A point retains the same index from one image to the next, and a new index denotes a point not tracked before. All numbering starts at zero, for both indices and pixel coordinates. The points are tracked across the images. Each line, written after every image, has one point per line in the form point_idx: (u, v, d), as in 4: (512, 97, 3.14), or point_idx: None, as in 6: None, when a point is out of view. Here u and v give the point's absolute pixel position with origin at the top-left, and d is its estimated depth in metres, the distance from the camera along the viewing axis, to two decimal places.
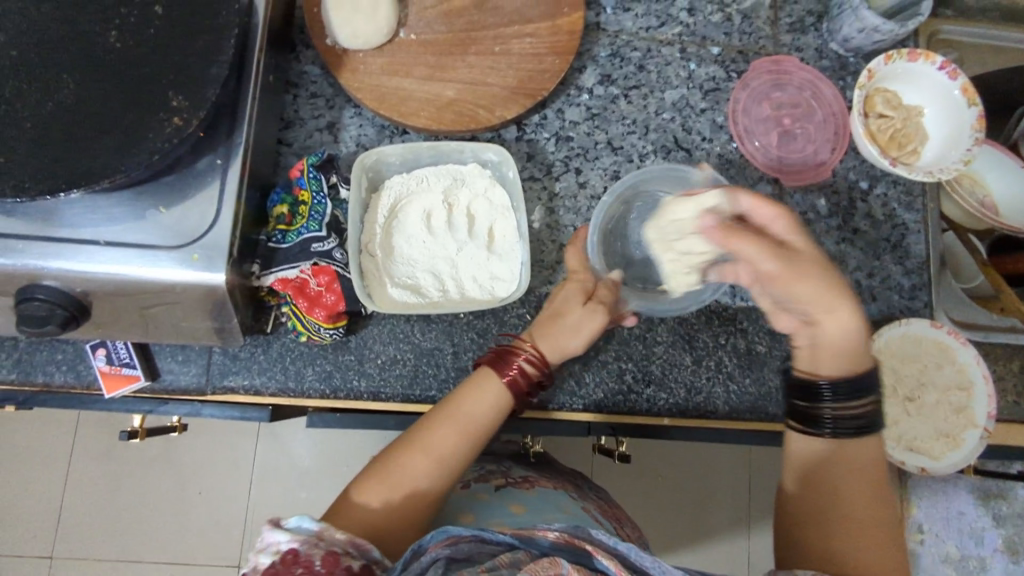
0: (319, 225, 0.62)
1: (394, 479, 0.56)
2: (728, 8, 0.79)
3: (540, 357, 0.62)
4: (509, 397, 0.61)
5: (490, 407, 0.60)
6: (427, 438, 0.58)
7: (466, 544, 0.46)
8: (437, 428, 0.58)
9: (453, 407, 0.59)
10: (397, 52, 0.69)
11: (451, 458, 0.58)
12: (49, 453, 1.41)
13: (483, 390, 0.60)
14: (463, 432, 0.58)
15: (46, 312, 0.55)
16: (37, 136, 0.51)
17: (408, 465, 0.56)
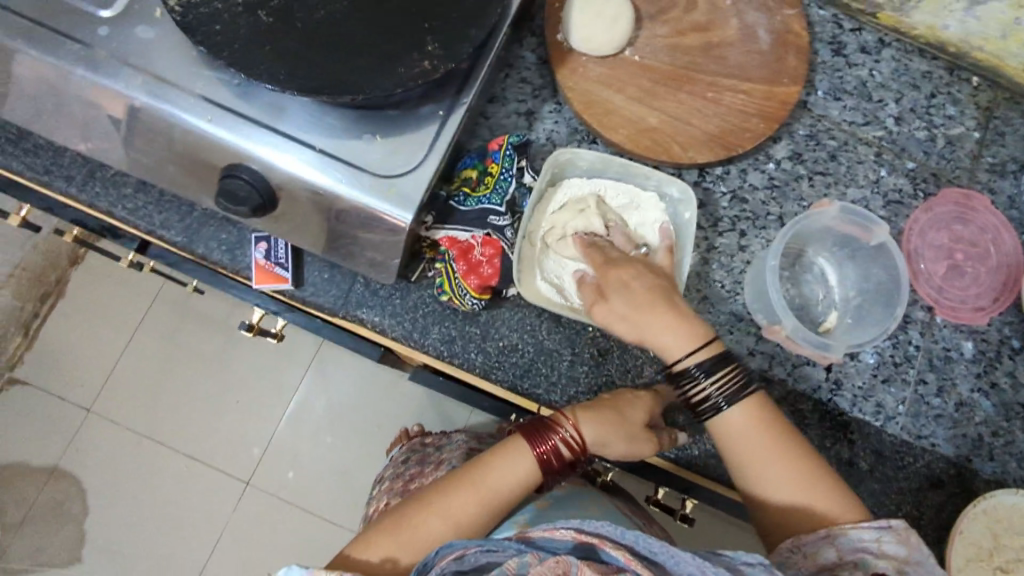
0: (500, 200, 0.64)
1: (405, 536, 0.56)
2: (936, 129, 0.79)
3: (579, 442, 0.61)
4: (536, 475, 0.60)
5: (510, 484, 0.59)
6: (446, 501, 0.57)
7: (471, 557, 0.51)
8: (457, 490, 0.58)
9: (480, 471, 0.59)
10: (617, 67, 0.71)
11: (463, 525, 0.57)
12: (123, 314, 1.48)
13: (510, 464, 0.59)
14: (478, 501, 0.58)
15: (245, 193, 0.58)
16: (304, 37, 0.55)
17: (421, 525, 0.56)
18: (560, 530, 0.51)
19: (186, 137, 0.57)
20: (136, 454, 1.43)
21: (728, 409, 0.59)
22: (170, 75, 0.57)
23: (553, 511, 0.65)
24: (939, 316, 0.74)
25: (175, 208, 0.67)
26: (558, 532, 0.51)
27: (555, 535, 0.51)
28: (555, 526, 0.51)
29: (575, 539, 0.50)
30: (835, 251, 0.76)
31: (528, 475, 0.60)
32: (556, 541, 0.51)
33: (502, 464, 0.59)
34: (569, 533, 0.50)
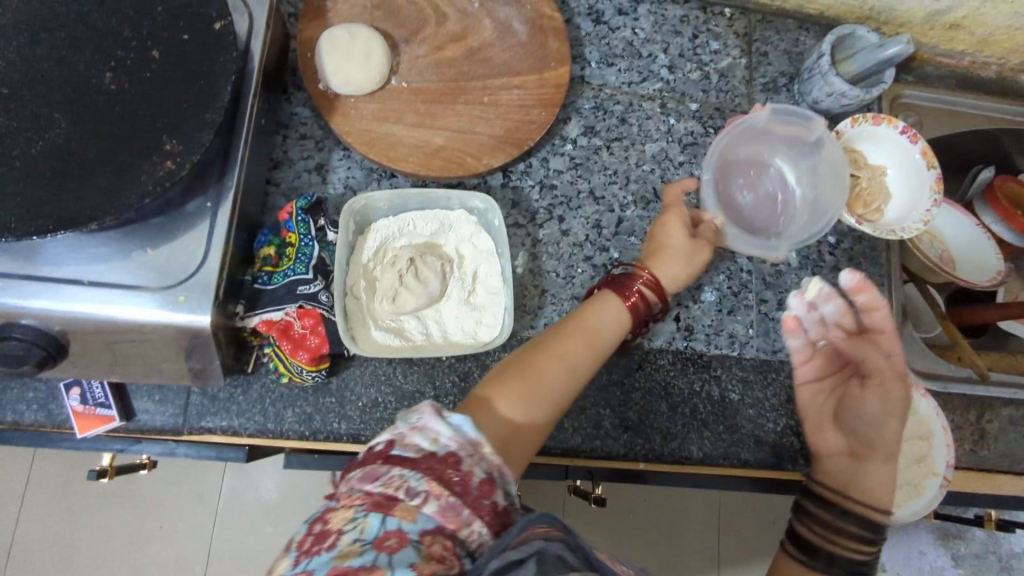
0: (306, 268, 0.62)
1: (531, 381, 0.56)
2: (706, 67, 0.83)
3: (657, 283, 0.66)
4: (629, 315, 0.64)
5: (591, 357, 0.60)
6: (557, 343, 0.59)
7: None
8: (543, 363, 0.58)
9: (601, 326, 0.62)
10: (388, 99, 0.71)
11: (559, 392, 0.57)
12: (5, 483, 1.36)
13: (592, 325, 0.62)
14: (568, 376, 0.58)
15: (24, 351, 0.54)
16: (25, 176, 0.51)
17: (546, 368, 0.57)
18: (621, 565, 0.48)
19: None
20: None
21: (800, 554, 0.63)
22: None
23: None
24: (761, 237, 0.79)
25: None
26: (611, 549, 0.52)
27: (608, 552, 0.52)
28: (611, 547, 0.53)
29: (620, 556, 0.51)
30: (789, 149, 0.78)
31: (611, 334, 0.62)
32: (617, 570, 0.47)
33: (598, 311, 0.63)
34: (627, 571, 0.48)
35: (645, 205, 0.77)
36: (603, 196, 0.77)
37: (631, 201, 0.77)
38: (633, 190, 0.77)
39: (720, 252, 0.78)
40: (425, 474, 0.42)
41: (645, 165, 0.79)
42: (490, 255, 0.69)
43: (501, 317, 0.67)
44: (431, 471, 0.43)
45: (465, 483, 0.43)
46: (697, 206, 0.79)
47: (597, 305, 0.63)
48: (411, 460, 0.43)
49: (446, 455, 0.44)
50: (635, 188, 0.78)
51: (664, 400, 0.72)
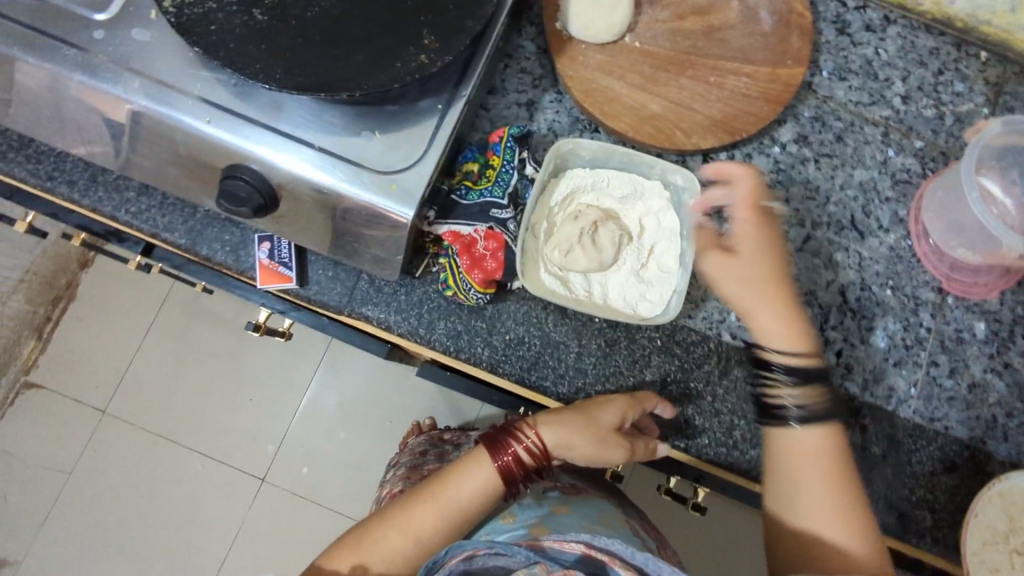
0: (502, 192, 0.65)
1: (408, 519, 0.61)
2: (943, 106, 0.77)
3: (538, 448, 0.63)
4: (502, 477, 0.63)
5: (586, 441, 0.62)
6: (468, 473, 0.63)
7: (479, 560, 0.54)
8: (452, 483, 0.63)
9: (589, 426, 0.63)
10: (617, 54, 0.70)
11: (438, 526, 0.61)
12: (135, 317, 1.49)
13: (592, 418, 0.63)
14: (438, 508, 0.62)
15: (246, 193, 0.58)
16: (299, 35, 0.54)
17: (418, 515, 0.61)
18: (570, 543, 0.55)
19: (185, 139, 0.57)
20: (153, 454, 1.45)
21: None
22: (165, 75, 0.56)
23: (568, 517, 0.68)
24: (950, 297, 0.74)
25: (178, 210, 0.67)
26: (569, 545, 0.55)
27: (565, 548, 0.55)
28: (565, 540, 0.55)
29: (585, 553, 0.54)
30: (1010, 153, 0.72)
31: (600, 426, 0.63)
32: (564, 553, 0.54)
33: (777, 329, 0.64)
34: (578, 546, 0.54)
35: (837, 230, 0.74)
36: (797, 209, 0.74)
37: (824, 222, 0.74)
38: (830, 211, 0.74)
39: (902, 300, 0.73)
40: None
41: (848, 190, 0.75)
42: (672, 234, 0.68)
43: (665, 297, 0.67)
44: None
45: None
46: (891, 247, 0.74)
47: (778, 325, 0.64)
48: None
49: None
50: (832, 210, 0.74)
51: None
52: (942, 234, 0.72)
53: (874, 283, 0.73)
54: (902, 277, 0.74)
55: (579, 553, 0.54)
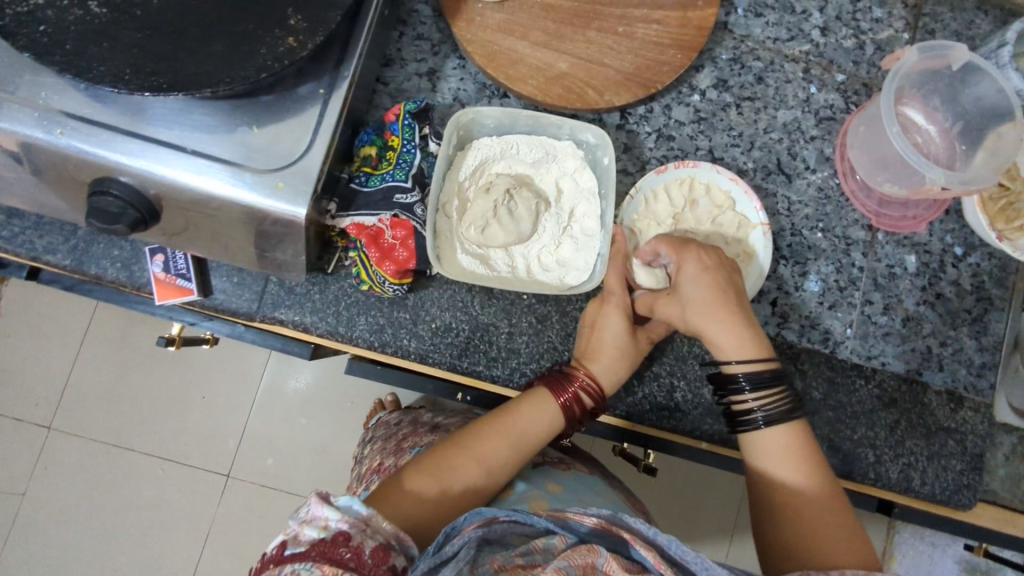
0: (405, 175, 0.60)
1: (481, 446, 0.58)
2: (863, 35, 0.74)
3: (597, 387, 0.62)
4: (568, 416, 0.61)
5: (626, 370, 0.63)
6: (535, 404, 0.60)
7: (498, 526, 0.50)
8: (523, 417, 0.60)
9: (619, 355, 0.63)
10: (518, 12, 0.65)
11: (517, 459, 0.59)
12: (67, 327, 1.42)
13: (624, 347, 0.63)
14: (513, 443, 0.59)
15: (119, 209, 0.52)
16: (147, 27, 0.48)
17: (491, 441, 0.58)
18: (590, 516, 0.51)
19: (40, 154, 0.51)
20: (109, 465, 1.41)
21: (766, 427, 0.58)
22: (5, 87, 0.50)
23: (566, 495, 0.63)
24: (881, 232, 0.73)
25: (57, 230, 0.61)
26: (587, 518, 0.52)
27: (583, 520, 0.52)
28: (584, 511, 0.52)
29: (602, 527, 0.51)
30: (925, 82, 0.70)
31: (627, 348, 0.63)
32: (584, 524, 0.52)
33: (603, 325, 0.63)
34: (595, 519, 0.51)
35: (764, 176, 0.72)
36: (722, 158, 0.71)
37: (750, 169, 0.72)
38: (755, 156, 0.72)
39: (833, 242, 0.72)
40: (316, 562, 0.44)
41: (773, 132, 0.72)
42: (591, 195, 0.64)
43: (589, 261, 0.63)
44: (321, 555, 0.45)
45: (359, 557, 0.46)
46: (819, 187, 0.72)
47: (606, 319, 0.63)
48: (303, 555, 0.45)
49: (336, 537, 0.46)
50: (757, 155, 0.72)
51: None
52: (867, 171, 0.70)
53: (805, 228, 0.72)
54: (832, 218, 0.72)
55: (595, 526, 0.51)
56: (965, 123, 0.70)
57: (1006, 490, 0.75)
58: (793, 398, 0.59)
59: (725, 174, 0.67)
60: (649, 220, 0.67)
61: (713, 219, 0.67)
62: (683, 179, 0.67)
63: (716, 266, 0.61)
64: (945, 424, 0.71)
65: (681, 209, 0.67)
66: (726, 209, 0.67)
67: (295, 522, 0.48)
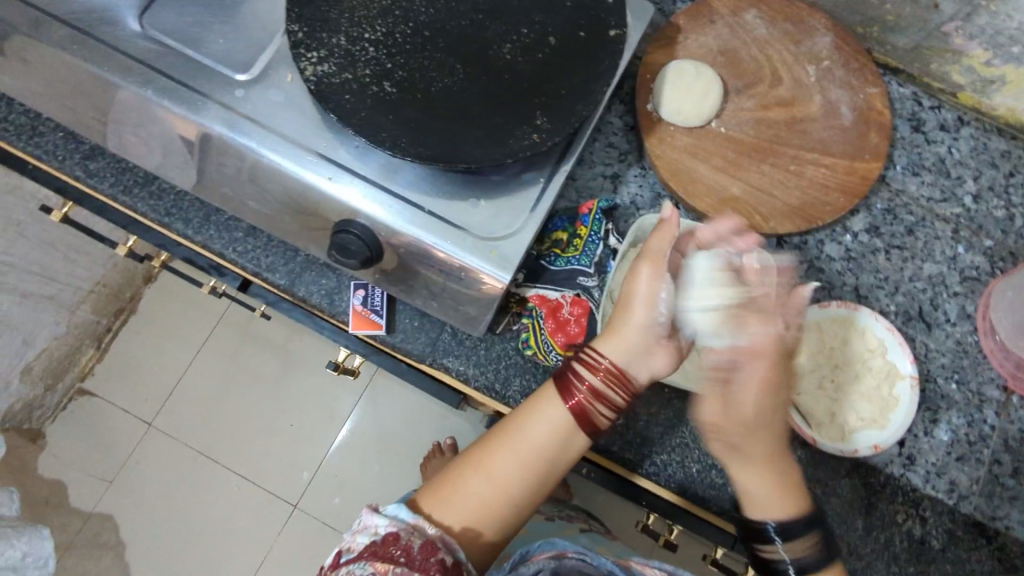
0: (589, 261, 0.67)
1: (486, 470, 0.60)
2: (1014, 208, 0.79)
3: (604, 376, 0.60)
4: (570, 417, 0.60)
5: (516, 459, 0.60)
6: (507, 433, 0.61)
7: (569, 560, 0.60)
8: (526, 421, 0.61)
9: (566, 432, 0.60)
10: (703, 138, 0.74)
11: (551, 453, 0.61)
12: (190, 334, 1.55)
13: (529, 438, 0.60)
14: (559, 431, 0.60)
15: (356, 247, 0.61)
16: (425, 109, 0.58)
17: (473, 483, 0.60)
18: (652, 568, 0.64)
19: (306, 191, 0.62)
20: (193, 470, 1.48)
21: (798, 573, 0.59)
22: (293, 135, 0.61)
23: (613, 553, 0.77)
24: (1016, 395, 0.74)
25: (281, 252, 0.71)
26: (650, 569, 0.64)
27: (646, 571, 0.64)
28: (648, 565, 0.65)
29: None
30: None
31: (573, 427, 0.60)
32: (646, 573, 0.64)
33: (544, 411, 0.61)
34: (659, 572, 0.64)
35: (904, 320, 0.76)
36: (866, 296, 0.76)
37: (891, 311, 0.76)
38: (898, 301, 0.76)
39: (967, 395, 0.74)
40: (369, 560, 0.52)
41: (918, 282, 0.77)
42: None
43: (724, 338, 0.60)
44: (373, 554, 0.53)
45: (407, 553, 0.53)
46: (957, 341, 0.76)
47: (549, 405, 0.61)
48: (356, 557, 0.53)
49: (387, 538, 0.54)
50: (900, 300, 0.76)
51: (862, 517, 0.70)
52: (1008, 332, 0.73)
53: (939, 376, 0.74)
54: (968, 371, 0.75)
55: None
56: None
57: None
58: (827, 545, 0.59)
59: (882, 324, 0.71)
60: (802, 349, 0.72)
61: (863, 361, 0.72)
62: (843, 319, 0.72)
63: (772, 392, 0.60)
64: None
65: (834, 347, 0.72)
66: (875, 355, 0.71)
67: (351, 531, 0.56)
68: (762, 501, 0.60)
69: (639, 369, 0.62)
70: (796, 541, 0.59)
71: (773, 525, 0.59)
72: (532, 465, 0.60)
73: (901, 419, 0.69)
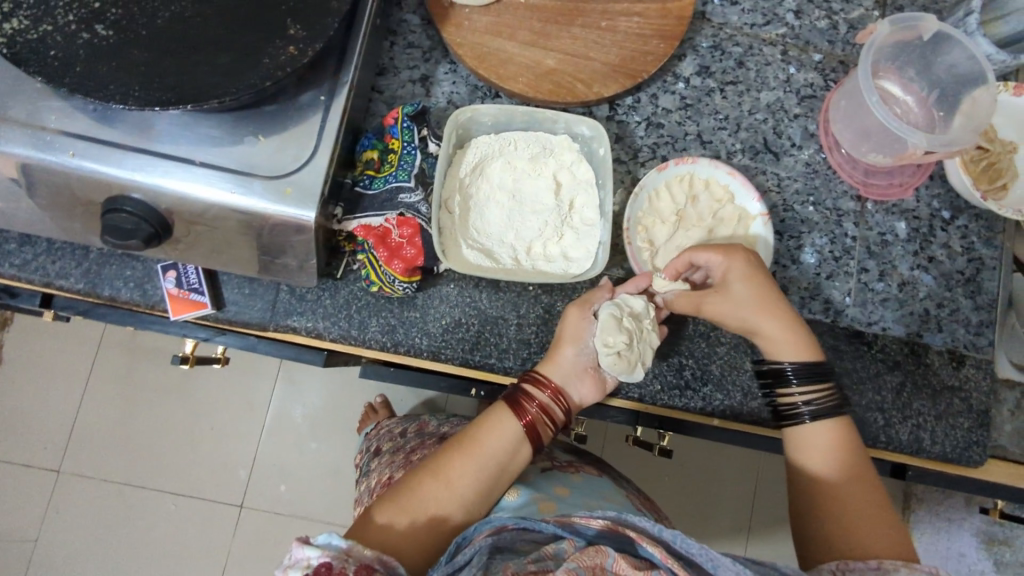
0: (408, 175, 0.62)
1: (441, 483, 0.58)
2: (836, 15, 0.77)
3: (549, 396, 0.62)
4: (522, 436, 0.61)
5: (473, 473, 0.58)
6: (466, 447, 0.60)
7: (509, 534, 0.53)
8: (484, 438, 0.60)
9: (515, 447, 0.60)
10: (504, 14, 0.68)
11: (506, 465, 0.60)
12: (72, 368, 1.42)
13: (486, 451, 0.59)
14: (510, 447, 0.60)
15: (132, 225, 0.54)
16: (152, 45, 0.49)
17: (427, 492, 0.57)
18: (598, 518, 0.53)
19: (54, 177, 0.53)
20: (121, 503, 1.40)
21: (811, 422, 0.62)
22: (14, 114, 0.51)
23: (571, 498, 0.67)
24: (870, 202, 0.75)
25: (69, 254, 0.62)
26: (594, 521, 0.53)
27: (591, 523, 0.54)
28: (592, 514, 0.54)
29: (611, 528, 0.53)
30: (890, 62, 0.73)
31: (522, 444, 0.61)
32: (592, 528, 0.54)
33: (499, 426, 0.60)
34: (606, 522, 0.53)
35: (752, 156, 0.74)
36: (710, 141, 0.73)
37: (738, 150, 0.74)
38: (742, 138, 0.74)
39: (825, 214, 0.74)
40: None
41: (758, 114, 0.75)
42: (589, 186, 0.66)
43: (643, 366, 0.64)
44: None
45: None
46: (807, 163, 0.75)
47: (501, 422, 0.61)
48: None
49: (319, 570, 0.46)
50: (744, 136, 0.74)
51: (749, 358, 0.69)
52: (852, 143, 0.73)
53: (796, 202, 0.74)
54: (822, 190, 0.74)
55: (603, 528, 0.53)
56: (940, 91, 0.73)
57: (1014, 445, 0.75)
58: (839, 396, 0.62)
59: (722, 169, 0.69)
60: (653, 218, 0.69)
61: (716, 208, 0.70)
62: (684, 176, 0.70)
63: (760, 262, 0.64)
64: (950, 383, 0.72)
65: (683, 207, 0.70)
66: (728, 199, 0.70)
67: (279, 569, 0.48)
68: (787, 347, 0.63)
69: (573, 391, 0.63)
70: (810, 379, 0.62)
71: (790, 365, 0.63)
72: (490, 481, 0.59)
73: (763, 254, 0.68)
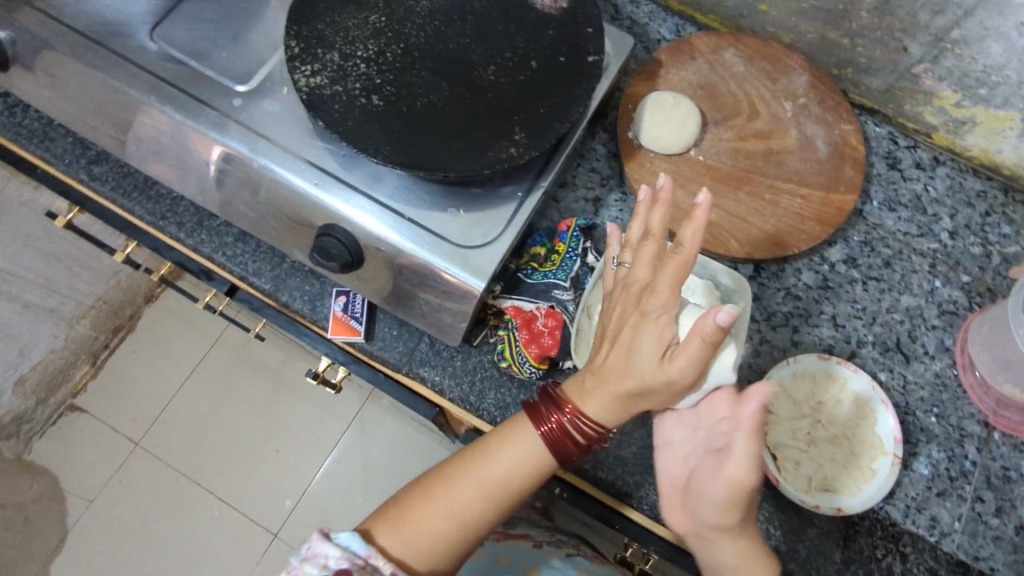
0: (566, 276, 0.69)
1: (444, 496, 0.60)
2: (991, 245, 0.80)
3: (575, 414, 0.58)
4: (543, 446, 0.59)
5: (479, 488, 0.59)
6: (478, 461, 0.60)
7: None
8: (494, 453, 0.60)
9: (531, 462, 0.59)
10: (682, 165, 0.76)
11: (512, 483, 0.60)
12: (185, 355, 1.55)
13: (491, 472, 0.60)
14: (523, 463, 0.59)
15: (337, 251, 0.63)
16: (408, 120, 0.61)
17: (428, 510, 0.60)
18: None
19: (292, 196, 0.64)
20: (176, 493, 1.46)
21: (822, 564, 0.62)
22: (284, 141, 0.64)
23: None
24: (997, 431, 0.74)
25: (267, 258, 0.73)
26: None
27: None
28: None
29: None
30: None
31: (541, 463, 0.59)
32: None
33: (512, 441, 0.60)
34: None
35: (882, 351, 0.76)
36: (843, 325, 0.77)
37: (869, 341, 0.76)
38: (875, 331, 0.77)
39: (946, 428, 0.73)
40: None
41: (895, 313, 0.77)
42: None
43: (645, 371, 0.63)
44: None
45: None
46: (936, 374, 0.75)
47: (515, 436, 0.60)
48: None
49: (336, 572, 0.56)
50: (877, 330, 0.77)
51: (839, 550, 0.69)
52: (990, 368, 0.73)
53: (918, 408, 0.74)
54: (947, 405, 0.74)
55: None
56: None
57: None
58: None
59: (879, 394, 0.71)
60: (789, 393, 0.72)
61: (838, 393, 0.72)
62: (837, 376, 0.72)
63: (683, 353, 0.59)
64: None
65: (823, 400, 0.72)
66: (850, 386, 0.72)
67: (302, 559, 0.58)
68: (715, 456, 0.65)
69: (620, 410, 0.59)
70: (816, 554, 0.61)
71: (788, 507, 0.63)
72: (497, 493, 0.60)
73: (873, 491, 0.68)
